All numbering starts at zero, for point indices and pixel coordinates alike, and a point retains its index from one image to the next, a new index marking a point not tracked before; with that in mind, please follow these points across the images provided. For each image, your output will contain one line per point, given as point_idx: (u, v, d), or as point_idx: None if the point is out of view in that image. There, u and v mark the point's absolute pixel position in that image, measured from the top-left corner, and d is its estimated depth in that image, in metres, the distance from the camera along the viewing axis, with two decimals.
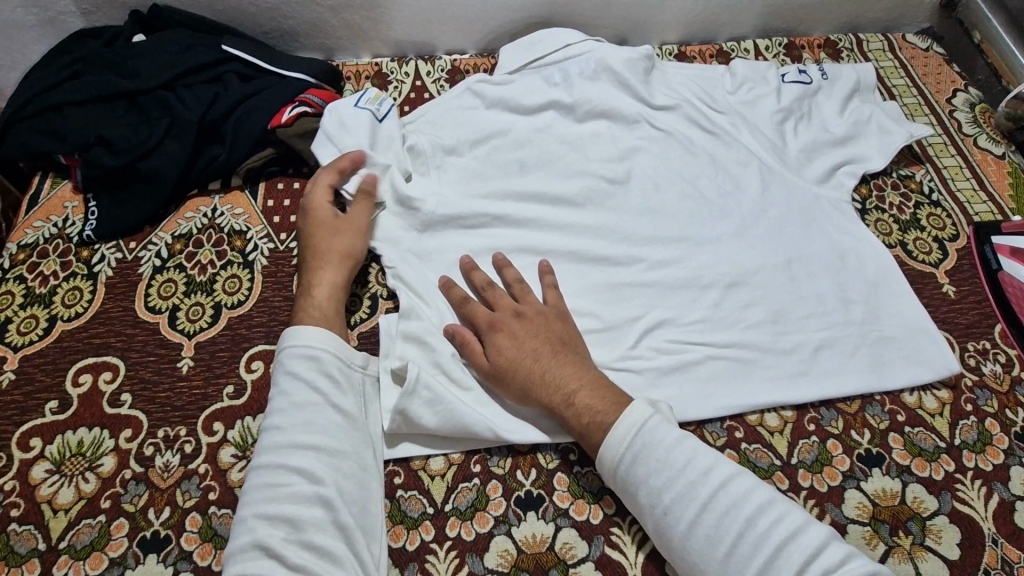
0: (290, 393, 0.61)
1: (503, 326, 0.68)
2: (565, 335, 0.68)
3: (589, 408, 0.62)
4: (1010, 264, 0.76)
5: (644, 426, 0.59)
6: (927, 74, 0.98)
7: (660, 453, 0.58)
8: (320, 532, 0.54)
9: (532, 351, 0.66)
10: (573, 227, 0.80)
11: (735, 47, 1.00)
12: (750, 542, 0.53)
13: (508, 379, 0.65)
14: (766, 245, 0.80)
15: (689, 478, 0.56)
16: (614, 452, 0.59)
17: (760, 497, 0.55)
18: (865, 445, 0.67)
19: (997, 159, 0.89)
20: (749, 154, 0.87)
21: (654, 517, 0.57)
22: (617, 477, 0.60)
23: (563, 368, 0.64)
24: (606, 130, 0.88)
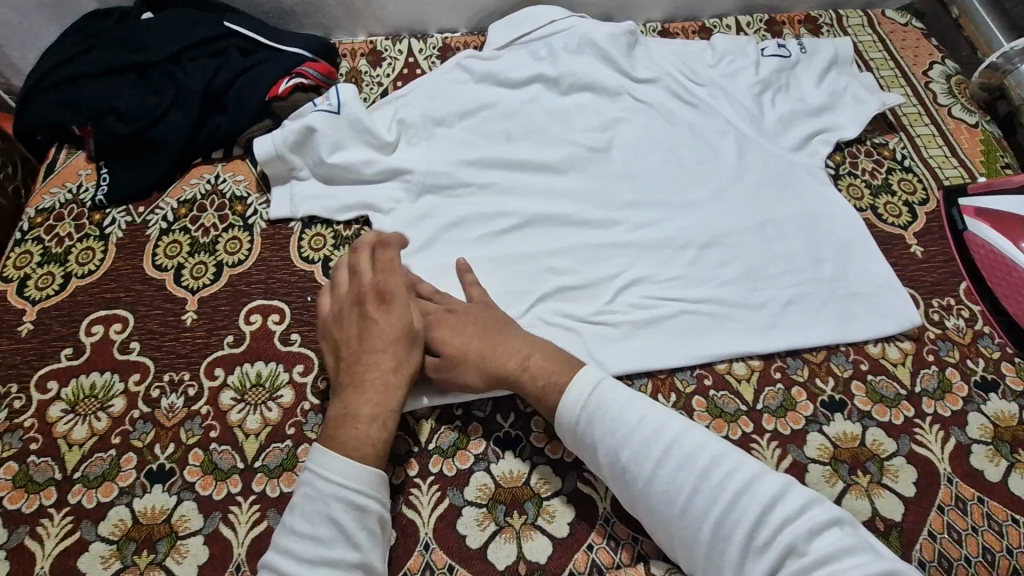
0: (305, 520, 0.54)
1: (442, 322, 0.69)
2: (500, 320, 0.70)
3: (543, 368, 0.65)
4: (975, 224, 0.78)
5: (598, 388, 0.62)
6: (905, 48, 1.00)
7: (614, 412, 0.60)
8: None
9: (476, 334, 0.68)
10: (557, 194, 0.85)
11: (718, 24, 1.04)
12: (706, 493, 0.55)
13: (462, 365, 0.67)
14: (740, 208, 0.83)
15: (644, 437, 0.58)
16: (569, 417, 0.61)
17: (710, 451, 0.57)
18: (829, 391, 0.70)
19: (970, 128, 0.91)
20: (727, 124, 0.90)
21: (615, 474, 0.60)
22: (575, 438, 0.62)
23: (507, 343, 0.67)
24: (590, 102, 0.93)
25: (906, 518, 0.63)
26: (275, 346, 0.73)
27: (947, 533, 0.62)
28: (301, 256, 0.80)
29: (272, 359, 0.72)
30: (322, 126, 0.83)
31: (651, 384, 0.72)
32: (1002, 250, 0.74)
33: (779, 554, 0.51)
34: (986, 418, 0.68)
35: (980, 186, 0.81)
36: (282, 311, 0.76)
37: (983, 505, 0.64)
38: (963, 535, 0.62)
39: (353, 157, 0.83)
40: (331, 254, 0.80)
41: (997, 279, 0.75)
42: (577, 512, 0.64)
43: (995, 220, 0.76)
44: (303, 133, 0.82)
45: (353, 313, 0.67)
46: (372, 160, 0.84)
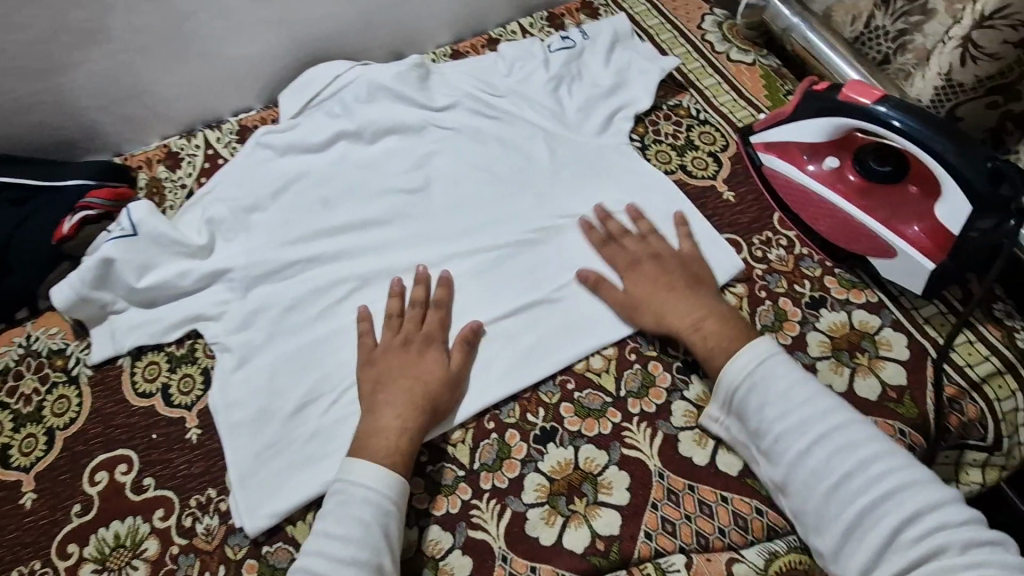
0: (340, 530, 0.59)
1: (644, 266, 0.76)
2: (698, 272, 0.75)
3: (716, 333, 0.69)
4: (766, 158, 0.81)
5: (763, 360, 0.65)
6: (676, 8, 1.05)
7: (781, 386, 0.64)
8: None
9: (666, 284, 0.73)
10: (387, 245, 0.84)
11: (503, 33, 1.06)
12: (859, 482, 0.58)
13: (642, 309, 0.73)
14: (564, 204, 0.85)
15: (798, 412, 0.62)
16: (736, 376, 0.65)
17: (876, 445, 0.59)
18: (682, 356, 0.74)
19: (749, 67, 0.96)
20: (533, 127, 0.92)
21: (762, 446, 0.63)
22: (731, 404, 0.66)
23: (693, 300, 0.72)
24: (398, 144, 0.92)
25: None
26: (128, 499, 0.69)
27: None
28: (136, 393, 0.75)
29: (128, 513, 0.68)
30: (121, 253, 0.78)
31: (518, 408, 0.72)
32: (794, 177, 0.79)
33: (920, 551, 0.54)
34: (823, 334, 0.72)
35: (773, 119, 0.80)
36: (129, 459, 0.71)
37: None
38: None
39: (165, 273, 0.80)
40: (169, 380, 0.76)
41: (799, 205, 0.79)
42: (474, 561, 0.64)
43: (780, 150, 0.80)
44: (102, 266, 0.78)
45: (401, 345, 0.72)
46: (187, 268, 0.80)
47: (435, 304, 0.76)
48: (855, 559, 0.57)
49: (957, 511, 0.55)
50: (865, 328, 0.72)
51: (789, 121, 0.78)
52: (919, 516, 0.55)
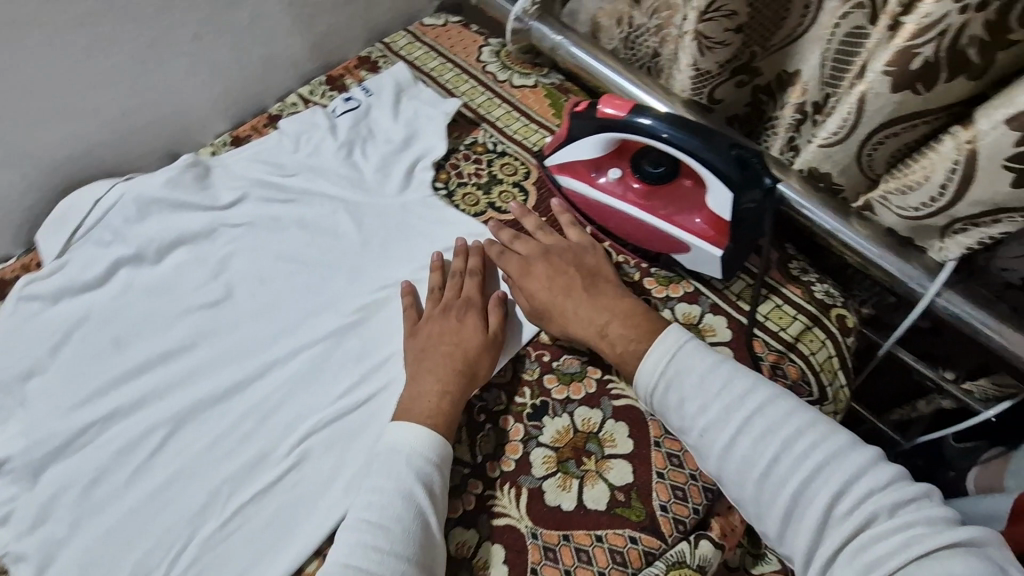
0: (382, 483, 0.60)
1: (537, 271, 0.74)
2: (596, 269, 0.74)
3: (622, 337, 0.67)
4: (562, 180, 0.82)
5: (676, 351, 0.63)
6: (453, 46, 1.05)
7: (693, 378, 0.61)
8: (376, 563, 0.56)
9: (563, 286, 0.72)
10: (197, 373, 0.75)
11: (284, 106, 1.00)
12: (788, 460, 0.55)
13: (596, 289, 0.72)
14: (381, 275, 0.81)
15: (720, 402, 0.59)
16: (648, 378, 0.63)
17: (799, 420, 0.57)
18: (529, 402, 0.71)
19: (532, 89, 0.98)
20: (333, 201, 0.87)
21: (691, 442, 0.61)
22: (654, 402, 0.64)
23: (594, 304, 0.70)
24: (189, 255, 0.83)
25: (636, 474, 0.66)
26: None
27: (670, 465, 0.66)
28: None
29: None
30: None
31: None
32: (589, 195, 0.79)
33: (858, 523, 0.51)
34: None
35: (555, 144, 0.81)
36: None
37: None
38: (681, 457, 0.67)
39: None
40: None
41: (604, 219, 0.80)
42: None
43: (571, 171, 0.81)
44: None
45: (441, 312, 0.74)
46: None
47: (473, 270, 0.77)
48: (799, 542, 0.54)
49: (883, 471, 0.53)
50: (689, 319, 0.75)
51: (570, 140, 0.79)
52: (848, 487, 0.53)
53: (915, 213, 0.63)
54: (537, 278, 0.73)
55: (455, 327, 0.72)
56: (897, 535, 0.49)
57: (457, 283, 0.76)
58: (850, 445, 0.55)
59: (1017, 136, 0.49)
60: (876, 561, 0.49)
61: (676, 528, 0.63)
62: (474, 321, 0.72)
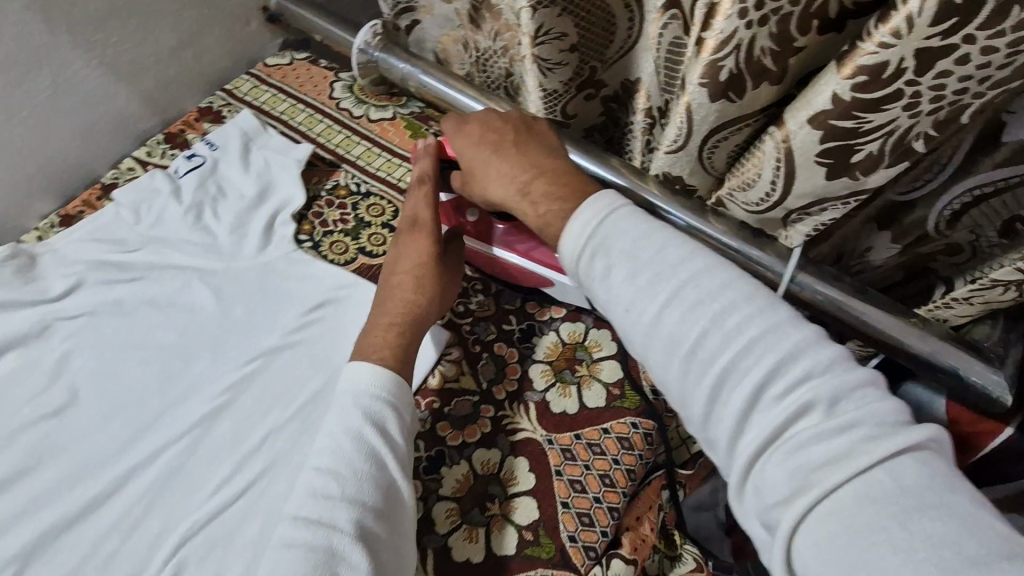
0: (333, 436, 0.58)
1: (465, 140, 0.65)
2: (534, 134, 0.64)
3: (546, 202, 0.56)
4: None
5: (609, 215, 0.49)
6: (302, 85, 0.99)
7: (625, 245, 0.47)
8: (321, 524, 0.53)
9: (490, 146, 0.63)
10: (39, 498, 0.65)
11: (118, 174, 0.90)
12: (720, 338, 0.43)
13: (517, 151, 0.61)
14: (247, 346, 0.75)
15: (650, 269, 0.46)
16: (571, 245, 0.50)
17: (734, 292, 0.44)
18: (424, 455, 0.68)
19: (391, 121, 0.95)
20: (185, 272, 0.80)
21: (617, 326, 0.48)
22: (581, 273, 0.49)
23: (519, 161, 0.60)
24: (18, 362, 0.73)
25: (541, 509, 0.65)
26: None
27: (573, 492, 0.66)
28: None
29: None
30: None
31: None
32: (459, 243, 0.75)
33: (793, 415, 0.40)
34: (543, 363, 0.74)
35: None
36: None
37: (581, 439, 0.69)
38: (583, 481, 0.66)
39: None
40: None
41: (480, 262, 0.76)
42: None
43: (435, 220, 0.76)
44: None
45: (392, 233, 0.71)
46: None
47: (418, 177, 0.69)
48: (722, 433, 0.43)
49: (826, 350, 0.42)
50: (575, 339, 0.75)
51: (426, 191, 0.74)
52: (787, 367, 0.41)
53: (758, 208, 0.66)
54: (465, 140, 0.65)
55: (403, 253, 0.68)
56: (835, 434, 0.39)
57: (404, 193, 0.71)
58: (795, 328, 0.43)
59: (820, 135, 0.52)
60: (815, 467, 0.39)
61: (587, 555, 0.63)
62: (421, 245, 0.68)
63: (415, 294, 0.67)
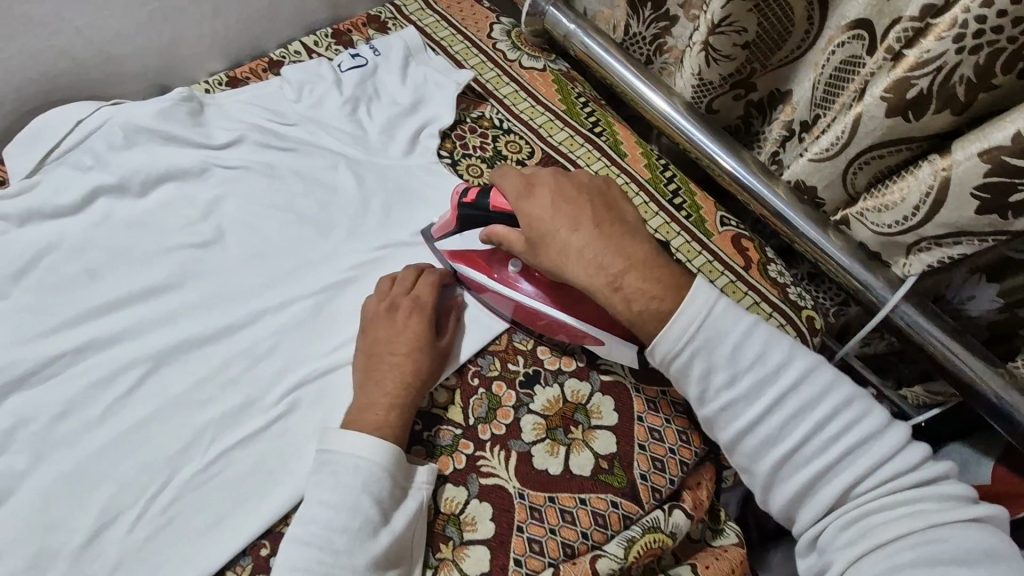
0: (328, 472, 0.59)
1: (541, 211, 0.64)
2: (609, 211, 0.65)
3: (642, 293, 0.61)
4: (459, 269, 0.76)
5: (707, 317, 0.59)
6: (464, 18, 1.05)
7: (724, 349, 0.58)
8: (342, 532, 0.56)
9: (574, 222, 0.63)
10: (177, 314, 0.72)
11: (286, 53, 0.96)
12: (816, 444, 0.56)
13: (600, 234, 0.63)
14: (380, 235, 0.81)
15: (738, 372, 0.58)
16: (670, 342, 0.59)
17: (830, 391, 0.57)
18: (523, 370, 0.73)
19: (541, 73, 0.99)
20: (334, 155, 0.86)
21: (706, 413, 0.60)
22: (670, 368, 0.61)
23: (606, 249, 0.62)
24: (176, 193, 0.79)
25: (620, 445, 0.70)
26: None
27: (651, 437, 0.70)
28: None
29: None
30: None
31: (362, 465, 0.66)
32: (492, 286, 0.74)
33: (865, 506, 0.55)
34: None
35: (438, 233, 0.75)
36: None
37: (666, 396, 0.73)
38: (662, 431, 0.71)
39: None
40: None
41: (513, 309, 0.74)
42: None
43: (467, 258, 0.75)
44: None
45: (385, 313, 0.70)
46: None
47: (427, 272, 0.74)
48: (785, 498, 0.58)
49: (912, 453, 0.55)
50: None
51: (455, 231, 0.74)
52: (875, 469, 0.55)
53: (887, 230, 0.71)
54: (548, 207, 0.64)
55: (398, 341, 0.68)
56: (899, 510, 0.53)
57: (407, 284, 0.73)
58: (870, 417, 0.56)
59: (987, 168, 0.58)
60: (877, 526, 0.53)
61: (653, 496, 0.67)
62: (418, 327, 0.69)
63: (402, 380, 0.66)
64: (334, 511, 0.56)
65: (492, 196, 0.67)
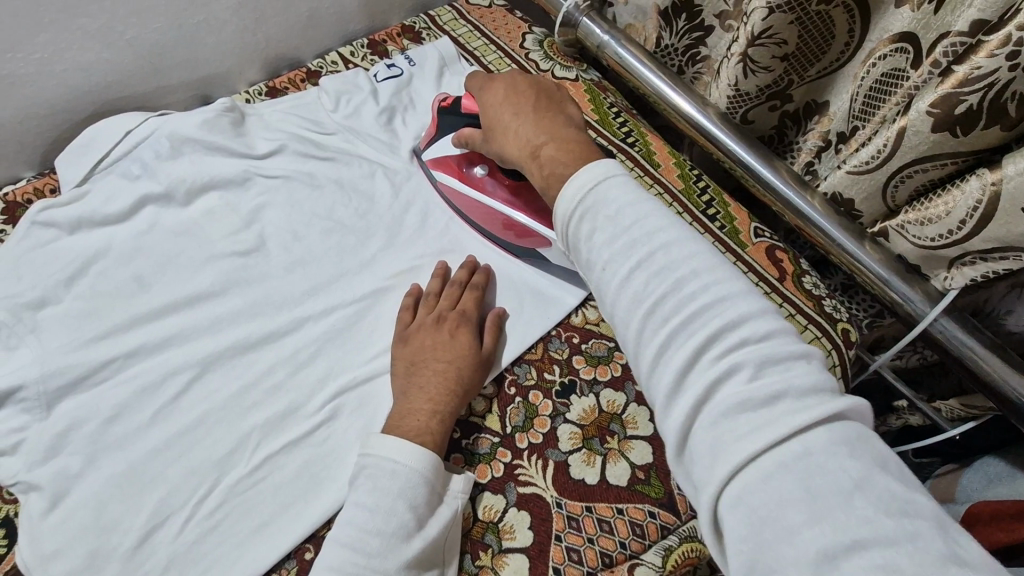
0: (369, 477, 0.60)
1: (494, 107, 0.66)
2: (557, 103, 0.64)
3: (552, 159, 0.57)
4: (438, 175, 0.83)
5: (603, 185, 0.49)
6: (497, 28, 1.06)
7: (612, 212, 0.48)
8: (381, 537, 0.57)
9: (517, 109, 0.64)
10: (221, 321, 0.73)
11: (323, 63, 0.98)
12: (677, 308, 0.42)
13: (540, 116, 0.62)
14: (417, 244, 0.82)
15: (629, 236, 0.46)
16: (567, 200, 0.50)
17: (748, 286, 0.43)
18: (559, 379, 0.74)
19: (573, 83, 1.00)
20: (371, 164, 0.87)
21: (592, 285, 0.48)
22: (568, 232, 0.51)
23: (541, 127, 0.61)
24: (220, 201, 0.81)
25: (656, 456, 0.70)
26: None
27: None
28: None
29: None
30: None
31: None
32: (462, 188, 0.80)
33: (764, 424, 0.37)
34: None
35: (425, 143, 0.84)
36: None
37: None
38: None
39: None
40: None
41: (478, 209, 0.80)
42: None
43: (442, 164, 0.82)
44: None
45: (434, 321, 0.72)
46: None
47: (475, 285, 0.76)
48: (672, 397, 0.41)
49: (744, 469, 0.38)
50: None
51: (437, 136, 0.82)
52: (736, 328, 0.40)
53: (930, 243, 0.71)
54: (497, 100, 0.66)
55: (444, 349, 0.70)
56: (793, 396, 0.37)
57: (455, 293, 0.75)
58: (816, 376, 0.38)
59: None
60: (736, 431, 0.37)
61: (690, 507, 0.67)
62: (465, 339, 0.71)
63: (447, 388, 0.67)
64: (379, 518, 0.57)
65: (465, 100, 0.74)
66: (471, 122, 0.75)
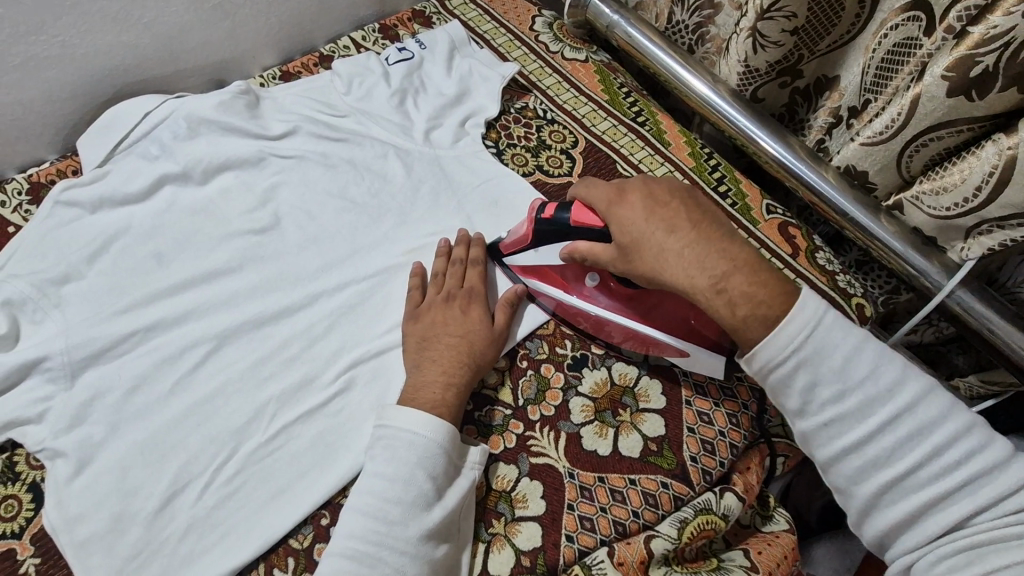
0: (386, 447, 0.61)
1: (641, 235, 0.61)
2: (700, 208, 0.61)
3: (747, 293, 0.56)
4: (529, 283, 0.75)
5: (815, 329, 0.55)
6: (507, 12, 1.06)
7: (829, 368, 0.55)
8: (400, 504, 0.57)
9: (669, 224, 0.60)
10: (238, 296, 0.75)
11: (335, 48, 0.99)
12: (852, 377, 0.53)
13: (703, 249, 0.58)
14: (429, 222, 0.83)
15: (825, 372, 0.55)
16: (774, 356, 0.55)
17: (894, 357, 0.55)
18: (571, 353, 0.74)
19: (583, 64, 1.01)
20: (384, 145, 0.88)
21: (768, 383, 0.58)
22: (752, 344, 0.57)
23: (711, 256, 0.58)
24: (236, 181, 0.83)
25: (669, 428, 0.70)
26: None
27: (700, 420, 0.71)
28: None
29: None
30: None
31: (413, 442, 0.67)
32: (566, 301, 0.73)
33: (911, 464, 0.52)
34: None
35: (506, 250, 0.75)
36: None
37: (715, 380, 0.73)
38: (711, 415, 0.71)
39: None
40: None
41: (583, 319, 0.73)
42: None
43: (537, 273, 0.74)
44: None
45: (443, 299, 0.73)
46: None
47: (476, 260, 0.76)
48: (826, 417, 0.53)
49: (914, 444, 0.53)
50: None
51: (528, 248, 0.72)
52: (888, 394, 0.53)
53: (945, 213, 0.71)
54: (639, 223, 0.61)
55: (454, 324, 0.70)
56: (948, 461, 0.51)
57: (461, 270, 0.75)
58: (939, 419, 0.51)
59: None
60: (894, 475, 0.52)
61: (703, 478, 0.68)
62: (475, 314, 0.71)
63: (458, 362, 0.68)
64: (396, 485, 0.58)
65: (572, 211, 0.67)
66: (575, 234, 0.67)
